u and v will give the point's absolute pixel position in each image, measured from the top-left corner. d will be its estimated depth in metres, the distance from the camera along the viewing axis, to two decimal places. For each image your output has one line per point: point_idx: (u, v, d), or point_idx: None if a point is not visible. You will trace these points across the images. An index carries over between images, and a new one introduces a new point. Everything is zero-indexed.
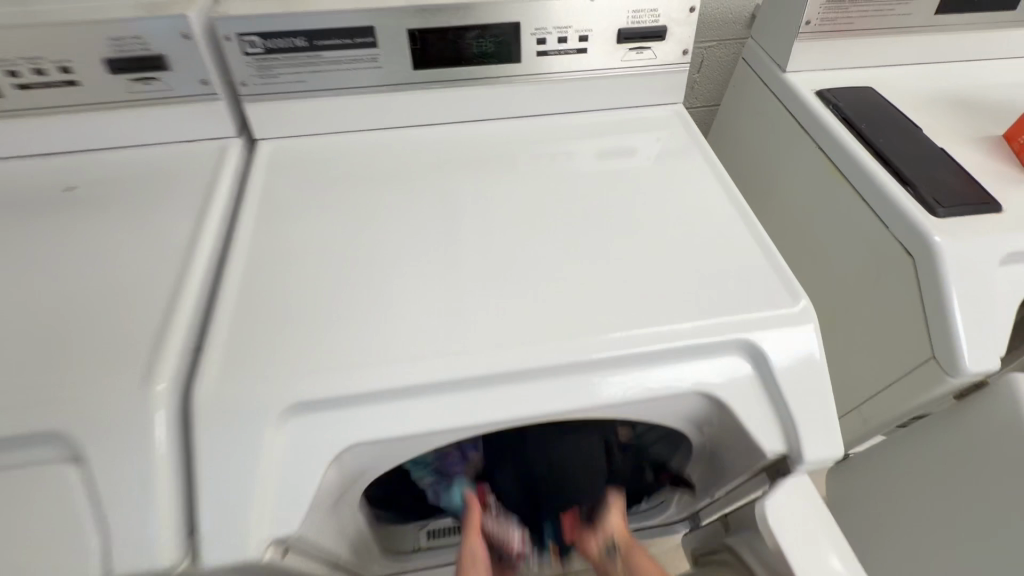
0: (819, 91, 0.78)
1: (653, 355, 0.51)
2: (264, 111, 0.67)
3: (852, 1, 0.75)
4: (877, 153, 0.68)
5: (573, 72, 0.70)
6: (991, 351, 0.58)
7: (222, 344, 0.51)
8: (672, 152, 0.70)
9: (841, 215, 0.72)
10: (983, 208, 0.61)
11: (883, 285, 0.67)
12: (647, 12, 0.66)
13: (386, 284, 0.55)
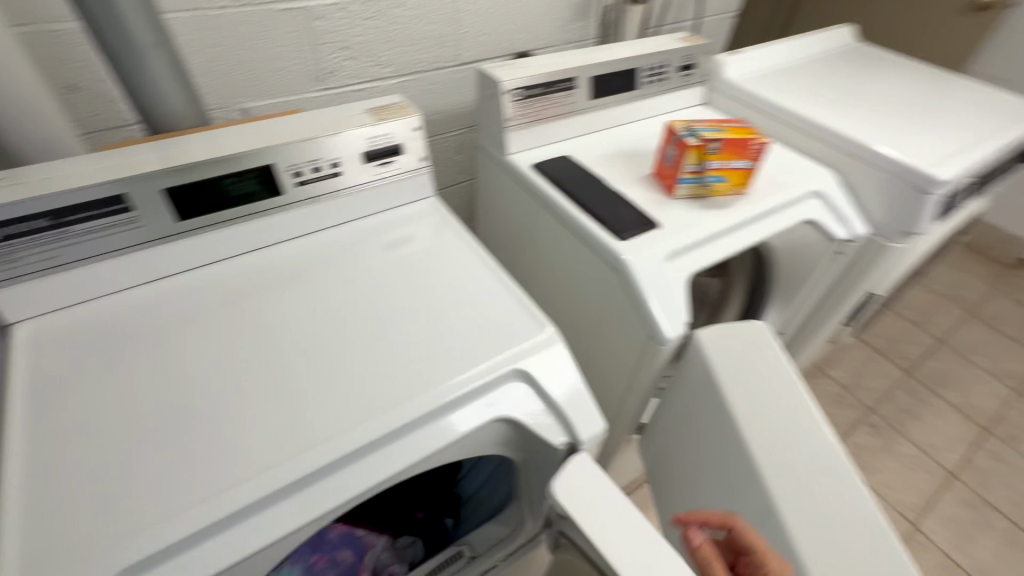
0: (535, 166, 1.03)
1: (449, 405, 0.63)
2: (18, 294, 0.65)
3: (534, 100, 1.02)
4: (579, 203, 0.94)
5: (335, 191, 0.83)
6: (677, 321, 0.83)
7: (5, 545, 0.46)
8: (435, 237, 0.87)
9: (572, 251, 0.96)
10: (648, 226, 0.89)
11: (609, 296, 0.90)
12: (382, 136, 0.83)
13: (195, 417, 0.58)
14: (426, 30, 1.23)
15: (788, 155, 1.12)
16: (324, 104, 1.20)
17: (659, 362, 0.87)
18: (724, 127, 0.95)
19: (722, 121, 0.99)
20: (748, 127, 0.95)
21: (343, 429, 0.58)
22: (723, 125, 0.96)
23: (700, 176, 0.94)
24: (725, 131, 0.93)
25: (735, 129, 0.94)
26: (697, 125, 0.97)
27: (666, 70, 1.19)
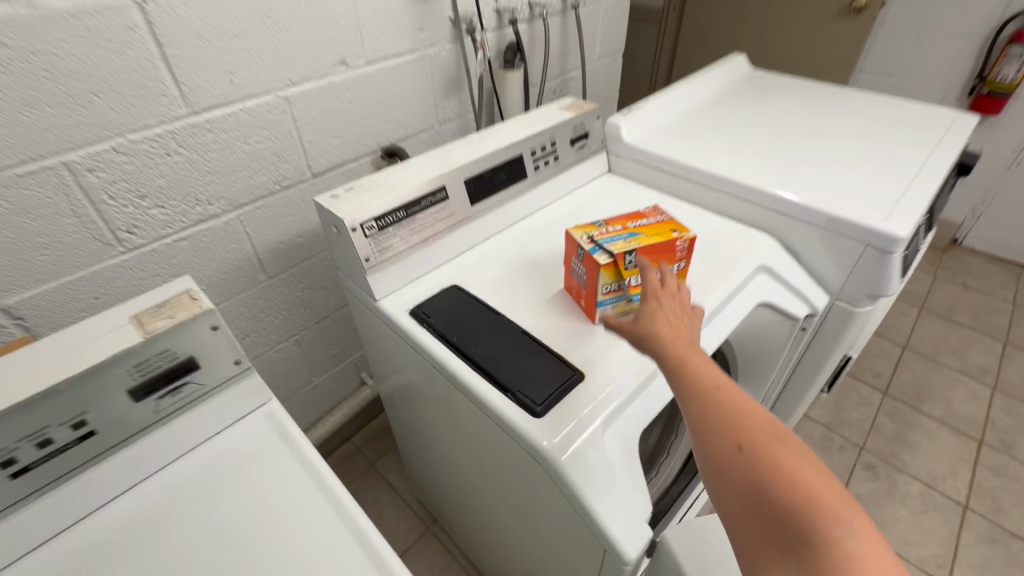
0: (412, 311, 0.79)
1: None
2: None
3: (395, 228, 0.79)
4: (474, 362, 0.70)
5: (92, 458, 0.55)
6: (637, 525, 0.61)
7: None
8: (270, 475, 0.60)
9: (481, 426, 0.71)
10: (569, 384, 0.66)
11: (542, 488, 0.66)
12: (157, 357, 0.56)
13: None
14: (257, 149, 0.99)
15: (717, 224, 0.94)
16: (131, 267, 0.91)
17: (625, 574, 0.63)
18: (638, 227, 0.75)
19: (631, 217, 0.80)
20: (666, 222, 0.76)
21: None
22: (635, 223, 0.77)
23: (621, 294, 0.72)
24: (642, 234, 0.73)
25: (651, 229, 0.75)
26: (603, 228, 0.76)
27: (555, 147, 1.00)
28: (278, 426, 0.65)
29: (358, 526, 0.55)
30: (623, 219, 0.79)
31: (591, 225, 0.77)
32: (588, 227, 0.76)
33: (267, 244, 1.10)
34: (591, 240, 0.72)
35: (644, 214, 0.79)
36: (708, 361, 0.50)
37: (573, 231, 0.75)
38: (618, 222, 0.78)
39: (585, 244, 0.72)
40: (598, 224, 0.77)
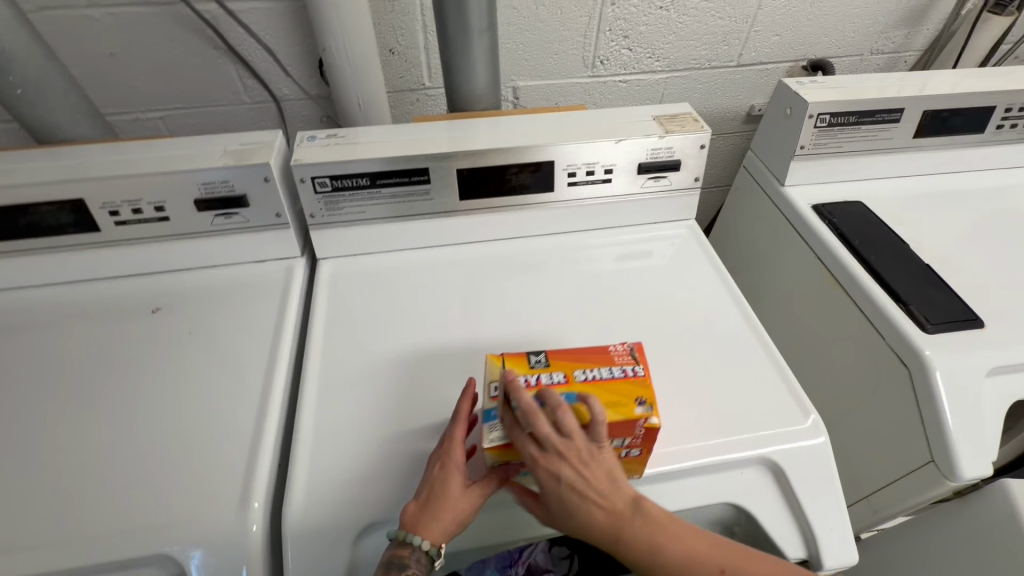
0: (815, 206, 0.87)
1: (684, 472, 0.57)
2: (326, 236, 0.75)
3: (839, 130, 0.86)
4: (870, 268, 0.77)
5: (598, 198, 0.79)
6: (983, 459, 0.64)
7: (300, 460, 0.56)
8: (681, 263, 0.80)
9: (839, 320, 0.80)
10: (968, 323, 0.69)
11: (882, 392, 0.73)
12: (663, 149, 0.76)
13: (444, 400, 0.61)
14: (715, 25, 1.11)
15: None
16: (586, 90, 1.17)
17: (929, 494, 0.68)
18: (581, 385, 0.53)
19: (587, 359, 0.56)
20: (622, 383, 0.53)
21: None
22: (580, 375, 0.54)
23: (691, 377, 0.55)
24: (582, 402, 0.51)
25: (598, 393, 0.52)
26: (535, 371, 0.55)
27: None
28: (695, 238, 0.84)
29: (750, 325, 0.71)
30: (568, 362, 0.55)
31: (521, 362, 0.56)
32: (529, 361, 0.56)
33: (704, 108, 1.26)
34: (501, 391, 0.53)
35: (599, 361, 0.55)
36: (651, 507, 0.53)
37: (488, 364, 0.56)
38: (562, 363, 0.55)
39: (561, 377, 0.54)
40: (542, 364, 0.55)
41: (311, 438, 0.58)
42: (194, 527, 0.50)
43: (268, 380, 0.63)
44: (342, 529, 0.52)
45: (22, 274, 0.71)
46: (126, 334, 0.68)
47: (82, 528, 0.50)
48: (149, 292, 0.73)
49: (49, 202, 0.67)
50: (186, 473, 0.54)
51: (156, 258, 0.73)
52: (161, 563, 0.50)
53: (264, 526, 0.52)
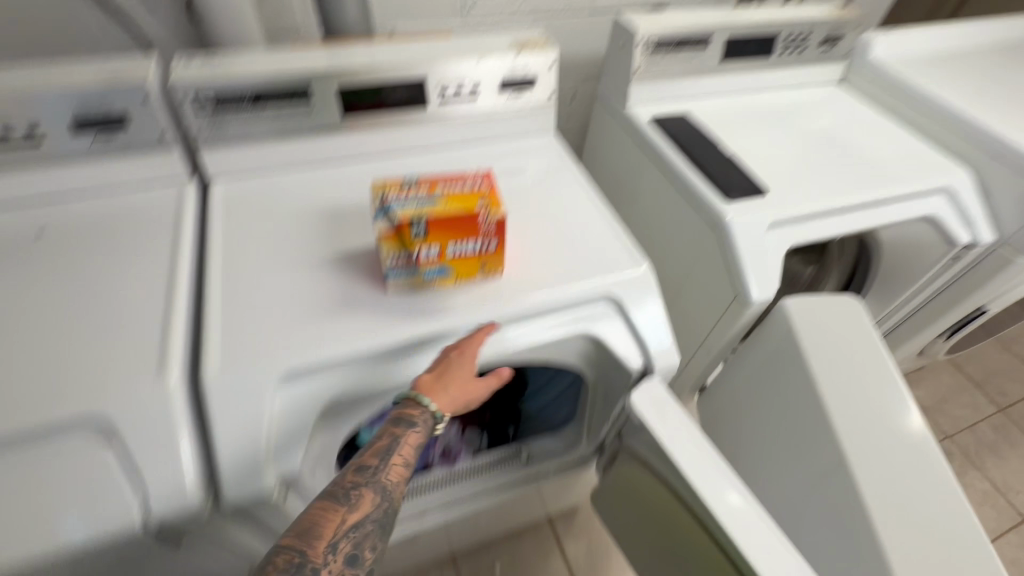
0: (652, 120, 1.06)
1: (546, 311, 0.72)
2: (215, 156, 0.80)
3: (663, 55, 1.04)
4: (690, 161, 0.97)
5: (469, 113, 0.91)
6: (767, 287, 0.86)
7: (213, 332, 0.62)
8: (545, 166, 0.94)
9: (671, 206, 1.00)
10: (755, 193, 0.91)
11: (704, 253, 0.93)
12: (519, 67, 0.89)
13: (344, 278, 0.70)
14: None
15: (913, 148, 1.08)
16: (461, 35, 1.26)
17: (738, 323, 0.91)
18: (441, 196, 0.64)
19: (447, 178, 0.67)
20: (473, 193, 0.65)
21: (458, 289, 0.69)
22: (441, 190, 0.65)
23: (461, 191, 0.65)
24: (439, 205, 0.63)
25: (452, 200, 0.64)
26: (408, 188, 0.65)
27: (804, 41, 1.16)
28: (556, 147, 0.98)
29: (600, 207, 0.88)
30: (447, 231, 0.62)
31: (395, 182, 0.66)
32: (401, 182, 0.66)
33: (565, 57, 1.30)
34: (387, 200, 0.62)
35: (456, 181, 0.67)
36: None
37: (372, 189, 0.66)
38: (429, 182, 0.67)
39: (436, 254, 0.63)
40: (412, 182, 0.66)
41: (218, 316, 0.64)
42: (116, 394, 0.56)
43: (172, 277, 0.68)
44: (259, 380, 0.60)
45: None
46: (15, 256, 0.69)
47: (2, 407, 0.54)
48: (31, 220, 0.73)
49: None
50: (99, 358, 0.59)
51: (35, 186, 0.73)
52: (88, 427, 0.55)
53: (185, 386, 0.59)
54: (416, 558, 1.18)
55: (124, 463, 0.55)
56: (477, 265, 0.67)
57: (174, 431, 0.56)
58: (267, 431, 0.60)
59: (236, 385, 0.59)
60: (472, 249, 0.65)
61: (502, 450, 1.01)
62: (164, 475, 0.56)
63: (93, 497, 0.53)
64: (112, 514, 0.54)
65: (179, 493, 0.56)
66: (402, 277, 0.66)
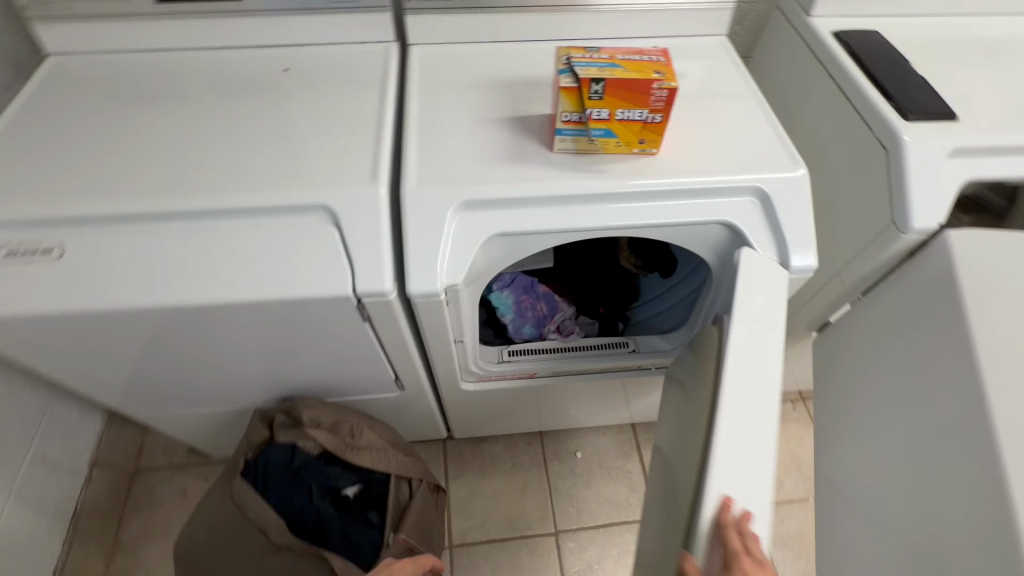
0: (835, 33, 1.00)
1: (693, 192, 0.76)
2: (417, 22, 0.91)
3: None
4: (871, 77, 0.91)
5: (646, 5, 0.93)
6: (933, 215, 0.81)
7: (411, 160, 0.75)
8: (712, 69, 0.95)
9: (839, 125, 0.95)
10: (943, 116, 0.84)
11: (865, 176, 0.89)
12: None
13: (515, 136, 0.80)
14: None
15: None
16: None
17: (886, 251, 0.87)
18: (620, 61, 0.69)
19: (626, 50, 0.71)
20: (651, 62, 0.69)
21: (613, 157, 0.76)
22: (621, 57, 0.70)
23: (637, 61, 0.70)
24: (619, 68, 0.68)
25: (631, 66, 0.68)
26: (591, 54, 0.71)
27: None
28: (724, 51, 0.97)
29: (763, 111, 0.88)
30: (620, 94, 0.68)
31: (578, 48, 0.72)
32: (584, 49, 0.72)
33: None
34: (571, 59, 0.69)
35: (635, 53, 0.71)
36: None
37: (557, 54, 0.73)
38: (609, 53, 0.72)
39: (605, 117, 0.70)
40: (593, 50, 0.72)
41: (415, 149, 0.77)
42: (342, 190, 0.71)
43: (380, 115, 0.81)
44: (444, 201, 0.72)
45: (180, 36, 0.90)
46: (267, 85, 0.87)
47: (265, 186, 0.72)
48: (278, 59, 0.91)
49: None
50: (330, 164, 0.75)
51: (282, 32, 0.90)
52: (320, 211, 0.71)
53: (388, 195, 0.73)
54: (511, 422, 1.34)
55: (342, 243, 0.70)
56: (638, 134, 0.72)
57: (379, 227, 0.71)
58: (442, 246, 0.72)
59: (425, 201, 0.72)
60: (637, 118, 0.70)
61: (609, 337, 1.10)
62: (370, 258, 0.70)
63: (320, 262, 0.70)
64: (331, 278, 0.69)
65: (379, 276, 0.70)
66: (569, 136, 0.74)
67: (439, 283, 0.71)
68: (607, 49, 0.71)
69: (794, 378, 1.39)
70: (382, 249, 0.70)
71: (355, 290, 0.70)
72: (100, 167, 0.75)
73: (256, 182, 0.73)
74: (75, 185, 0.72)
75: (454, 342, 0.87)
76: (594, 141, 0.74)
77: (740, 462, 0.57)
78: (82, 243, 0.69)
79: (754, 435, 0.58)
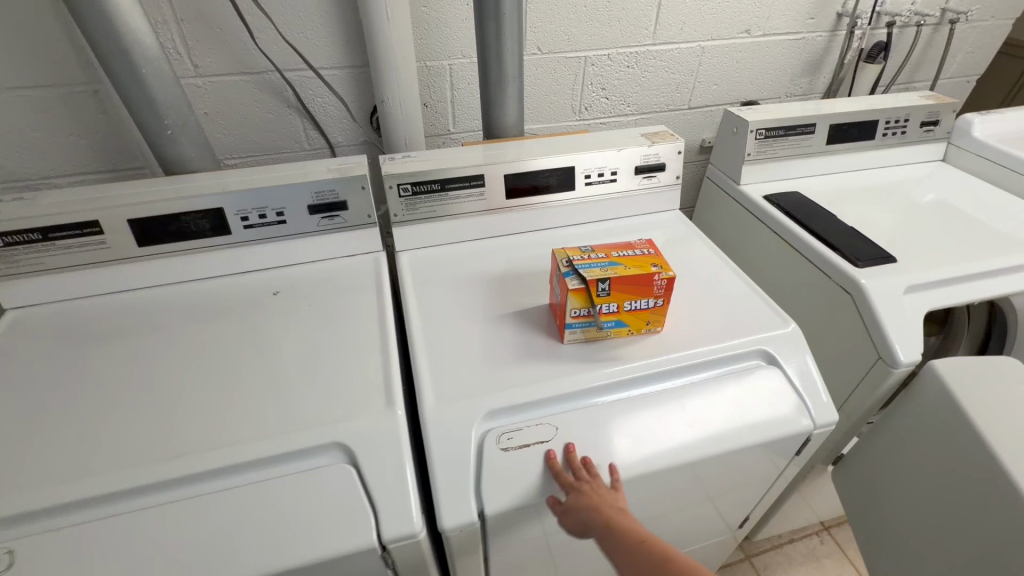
0: (766, 196, 1.16)
1: (706, 364, 0.77)
2: (404, 232, 0.96)
3: (773, 141, 1.16)
4: (811, 231, 1.04)
5: (610, 194, 1.04)
6: (913, 348, 0.87)
7: (423, 374, 0.73)
8: (678, 239, 1.04)
9: (796, 272, 1.06)
10: (885, 258, 0.96)
11: (838, 317, 0.97)
12: (652, 155, 1.03)
13: (522, 331, 0.80)
14: (671, 79, 1.44)
15: None
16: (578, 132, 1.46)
17: (882, 385, 0.91)
18: (617, 258, 0.74)
19: (618, 246, 0.78)
20: (645, 255, 0.74)
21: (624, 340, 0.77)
22: (616, 254, 0.75)
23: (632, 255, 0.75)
24: (619, 265, 0.72)
25: (629, 262, 0.73)
26: (587, 253, 0.76)
27: (905, 124, 1.24)
28: (681, 221, 1.09)
29: (735, 272, 0.96)
30: (625, 289, 0.71)
31: (573, 249, 0.77)
32: (579, 249, 0.77)
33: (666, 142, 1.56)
34: (572, 262, 0.74)
35: (625, 247, 0.77)
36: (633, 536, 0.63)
37: (554, 256, 0.78)
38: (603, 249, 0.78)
39: (614, 309, 0.73)
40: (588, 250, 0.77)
41: (425, 360, 0.75)
42: (356, 421, 0.66)
43: (382, 328, 0.80)
44: (466, 415, 0.68)
45: (160, 274, 0.88)
46: (257, 311, 0.85)
47: (271, 429, 0.66)
48: (267, 282, 0.90)
49: (197, 211, 0.85)
50: (339, 393, 0.70)
51: (270, 256, 0.91)
52: (334, 449, 0.65)
53: (404, 418, 0.68)
54: None
55: (361, 484, 0.63)
56: (646, 319, 0.75)
57: (400, 458, 0.65)
58: (467, 469, 0.66)
59: (447, 419, 0.68)
60: (643, 306, 0.74)
61: None
62: (394, 495, 0.63)
63: (337, 512, 0.61)
64: (352, 530, 0.60)
65: (406, 517, 0.62)
66: (579, 329, 0.75)
67: (474, 510, 0.64)
68: (599, 246, 0.77)
69: (815, 510, 1.34)
70: (407, 483, 0.64)
71: (381, 537, 0.61)
72: (70, 437, 0.66)
73: (258, 427, 0.67)
74: (38, 465, 0.62)
75: (484, 565, 0.76)
76: (604, 330, 0.75)
77: (634, 452, 0.69)
78: (40, 542, 0.57)
79: (620, 423, 0.71)
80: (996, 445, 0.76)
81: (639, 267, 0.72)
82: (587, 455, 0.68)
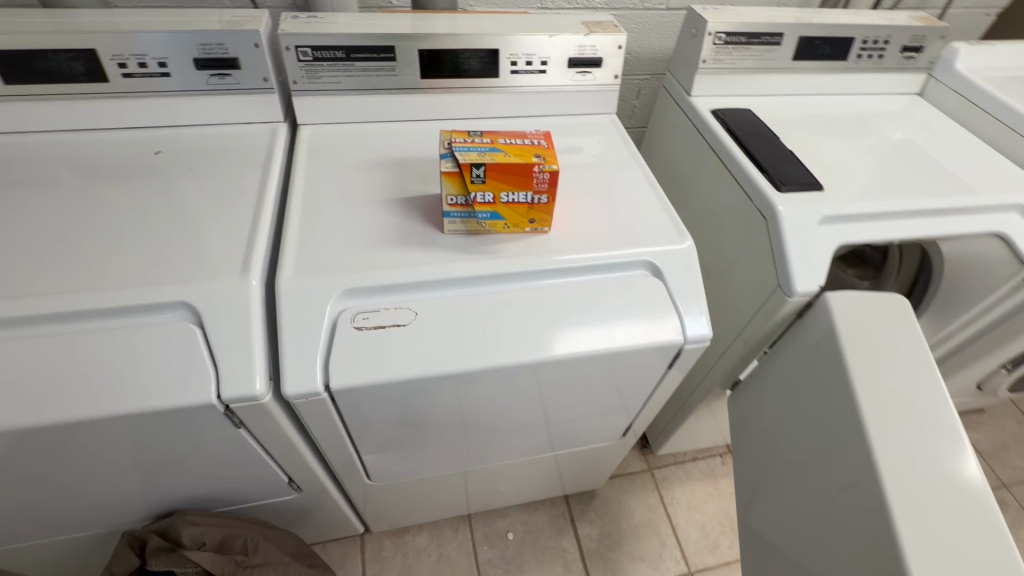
0: (713, 111, 1.08)
1: (588, 269, 0.75)
2: (306, 103, 0.89)
3: (733, 49, 1.06)
4: (747, 151, 0.98)
5: (538, 86, 0.96)
6: (812, 279, 0.85)
7: (289, 247, 0.71)
8: (605, 145, 0.98)
9: (724, 194, 1.01)
10: (811, 186, 0.91)
11: (751, 242, 0.94)
12: (588, 46, 0.94)
13: (405, 217, 0.77)
14: None
15: (987, 164, 1.04)
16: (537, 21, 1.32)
17: (778, 314, 0.90)
18: (501, 145, 0.69)
19: (509, 134, 0.72)
20: (533, 146, 0.69)
21: (505, 236, 0.75)
22: (503, 141, 0.70)
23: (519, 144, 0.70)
24: (500, 152, 0.68)
25: (512, 150, 0.68)
26: (473, 138, 0.71)
27: (885, 47, 1.13)
28: (614, 126, 1.02)
29: (652, 184, 0.91)
30: (502, 178, 0.67)
31: (461, 131, 0.72)
32: (468, 131, 0.72)
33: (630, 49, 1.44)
34: (453, 144, 0.69)
35: (517, 135, 0.72)
36: None
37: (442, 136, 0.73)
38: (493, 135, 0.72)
39: (490, 200, 0.69)
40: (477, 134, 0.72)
41: (296, 235, 0.73)
42: (206, 284, 0.65)
43: (260, 198, 0.77)
44: (323, 290, 0.67)
45: (32, 119, 0.82)
46: (134, 170, 0.81)
47: (117, 282, 0.65)
48: (152, 141, 0.85)
49: (65, 50, 0.77)
50: (197, 256, 0.68)
51: (156, 113, 0.85)
52: (182, 309, 0.64)
53: (260, 287, 0.67)
54: (434, 509, 1.24)
55: (204, 345, 0.63)
56: (527, 214, 0.72)
57: (248, 324, 0.64)
58: (316, 342, 0.65)
59: (302, 292, 0.67)
60: (522, 200, 0.70)
61: None
62: (236, 358, 0.63)
63: (175, 368, 0.62)
64: (189, 385, 0.61)
65: (246, 380, 0.63)
66: (458, 219, 0.73)
67: (319, 381, 0.64)
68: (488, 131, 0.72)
69: (717, 432, 1.40)
70: (253, 348, 0.64)
71: (220, 396, 0.62)
72: None
73: (107, 280, 0.65)
74: None
75: (350, 438, 0.79)
76: (483, 222, 0.72)
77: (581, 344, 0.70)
78: None
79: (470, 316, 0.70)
80: (857, 376, 0.77)
81: (520, 155, 0.67)
82: (447, 339, 0.68)
